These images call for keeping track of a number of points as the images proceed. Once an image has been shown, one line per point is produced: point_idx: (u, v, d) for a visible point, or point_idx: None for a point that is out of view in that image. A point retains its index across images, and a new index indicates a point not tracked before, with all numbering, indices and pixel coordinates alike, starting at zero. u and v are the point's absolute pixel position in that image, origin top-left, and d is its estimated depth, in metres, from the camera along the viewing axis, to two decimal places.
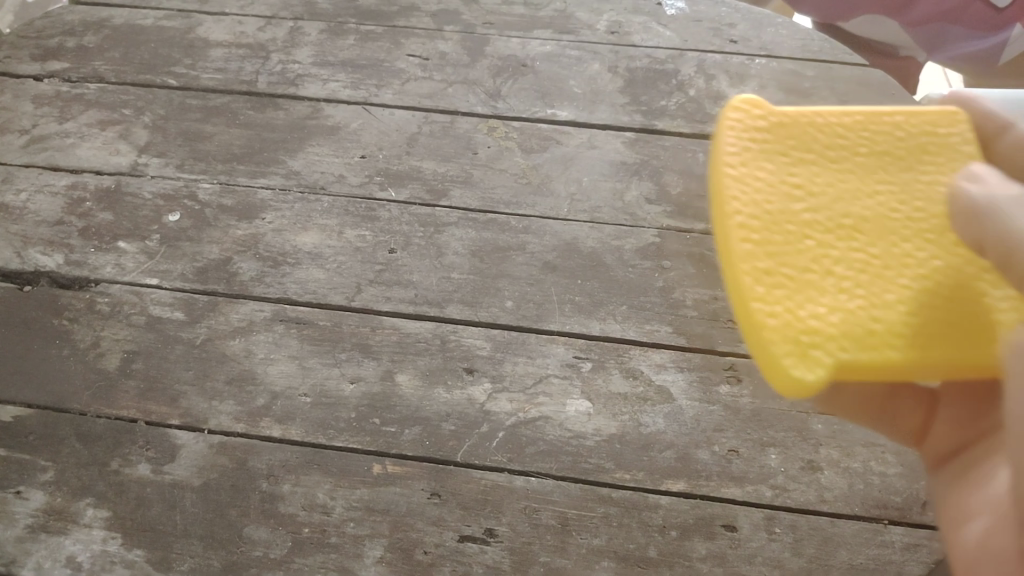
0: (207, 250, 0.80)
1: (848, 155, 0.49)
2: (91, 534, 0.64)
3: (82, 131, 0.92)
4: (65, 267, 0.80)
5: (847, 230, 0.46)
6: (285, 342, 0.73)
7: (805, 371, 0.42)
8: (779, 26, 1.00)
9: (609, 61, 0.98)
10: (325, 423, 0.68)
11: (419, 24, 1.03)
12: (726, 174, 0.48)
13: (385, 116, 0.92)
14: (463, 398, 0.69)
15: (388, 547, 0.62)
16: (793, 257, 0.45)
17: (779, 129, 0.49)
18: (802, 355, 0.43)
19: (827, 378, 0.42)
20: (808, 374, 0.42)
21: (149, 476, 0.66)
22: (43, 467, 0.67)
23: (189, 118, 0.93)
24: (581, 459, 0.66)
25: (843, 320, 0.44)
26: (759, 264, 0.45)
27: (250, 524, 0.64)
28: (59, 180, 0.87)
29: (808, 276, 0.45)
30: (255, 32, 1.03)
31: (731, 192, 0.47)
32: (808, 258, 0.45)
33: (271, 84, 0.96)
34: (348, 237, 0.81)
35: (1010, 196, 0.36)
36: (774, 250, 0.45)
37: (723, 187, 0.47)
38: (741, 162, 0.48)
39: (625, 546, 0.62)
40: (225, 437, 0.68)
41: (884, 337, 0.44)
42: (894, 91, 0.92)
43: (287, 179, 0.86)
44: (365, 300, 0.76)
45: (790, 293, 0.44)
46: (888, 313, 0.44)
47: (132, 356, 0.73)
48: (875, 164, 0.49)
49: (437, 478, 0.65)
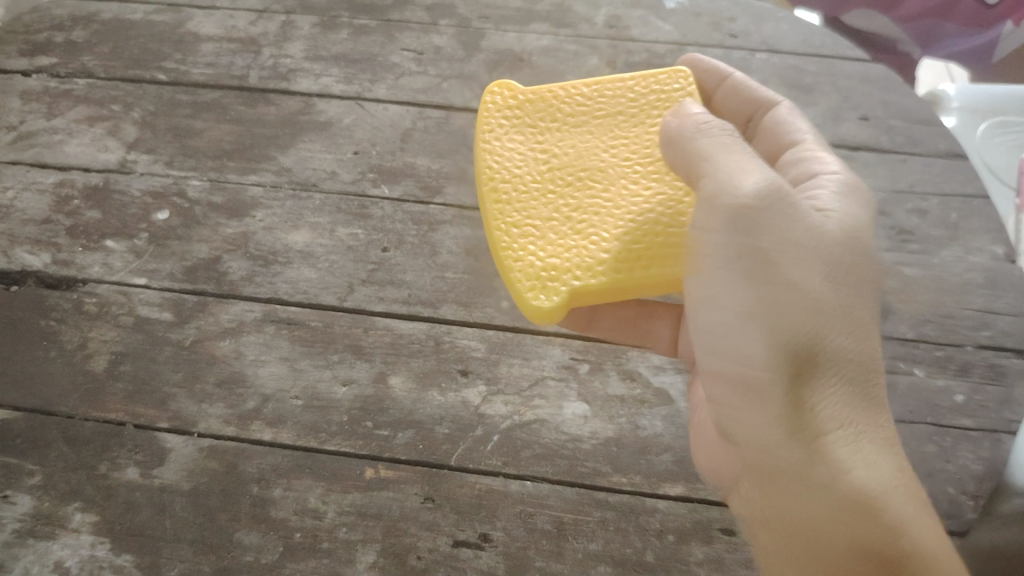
0: (197, 249, 0.79)
1: (604, 116, 0.58)
2: (78, 540, 0.63)
3: (70, 127, 0.90)
4: (52, 266, 0.78)
5: (582, 183, 0.56)
6: (276, 343, 0.72)
7: (535, 296, 0.54)
8: (780, 19, 0.99)
9: (607, 55, 0.96)
10: (317, 426, 0.67)
11: (414, 17, 1.01)
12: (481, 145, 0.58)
13: (379, 112, 0.90)
14: (458, 401, 0.68)
15: (381, 553, 0.61)
16: (542, 207, 0.56)
17: (528, 105, 0.59)
18: (541, 288, 0.54)
19: (563, 303, 0.53)
20: (538, 299, 0.53)
21: (137, 480, 0.65)
22: (29, 471, 0.66)
23: (179, 114, 0.91)
24: (578, 462, 0.65)
25: (577, 256, 0.54)
26: (509, 221, 0.56)
27: (241, 529, 0.62)
28: (46, 178, 0.86)
29: (555, 221, 0.55)
30: (247, 26, 1.01)
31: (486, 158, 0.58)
32: (555, 207, 0.56)
33: (262, 79, 0.95)
34: (340, 236, 0.79)
35: (686, 127, 0.52)
36: (527, 204, 0.56)
37: (481, 163, 0.58)
38: (498, 129, 0.59)
39: (622, 551, 0.61)
40: (215, 441, 0.67)
41: (605, 266, 0.53)
42: (896, 85, 0.90)
43: (279, 176, 0.85)
44: (358, 300, 0.75)
45: (539, 236, 0.55)
46: (615, 245, 0.54)
47: (121, 358, 0.72)
48: (610, 124, 0.58)
49: (431, 482, 0.64)
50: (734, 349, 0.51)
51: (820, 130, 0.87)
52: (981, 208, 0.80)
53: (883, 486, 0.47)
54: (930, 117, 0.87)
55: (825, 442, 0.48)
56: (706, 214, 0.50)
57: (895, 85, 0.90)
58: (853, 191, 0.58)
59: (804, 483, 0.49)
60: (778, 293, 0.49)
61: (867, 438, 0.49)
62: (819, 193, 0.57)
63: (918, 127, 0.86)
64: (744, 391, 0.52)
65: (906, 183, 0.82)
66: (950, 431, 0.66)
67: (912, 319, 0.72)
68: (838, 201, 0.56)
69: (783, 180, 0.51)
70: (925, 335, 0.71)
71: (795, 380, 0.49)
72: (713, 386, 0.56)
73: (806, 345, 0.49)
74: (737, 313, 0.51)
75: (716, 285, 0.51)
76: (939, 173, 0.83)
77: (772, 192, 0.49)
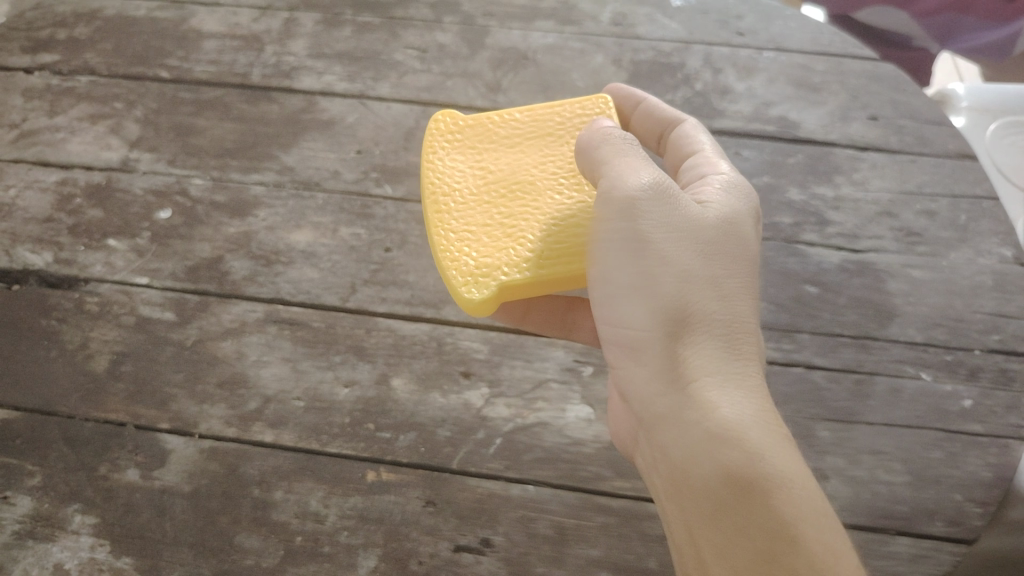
0: (199, 248, 0.79)
1: (534, 135, 0.64)
2: (79, 541, 0.62)
3: (73, 125, 0.90)
4: (54, 265, 0.78)
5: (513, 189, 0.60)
6: (277, 344, 0.72)
7: (466, 289, 0.57)
8: (787, 17, 0.98)
9: (612, 53, 0.95)
10: (319, 427, 0.67)
11: (418, 14, 1.00)
12: (426, 163, 0.63)
13: (382, 110, 0.90)
14: (460, 403, 0.68)
15: (382, 557, 0.61)
16: (477, 209, 0.60)
17: (467, 128, 0.64)
18: (473, 283, 0.57)
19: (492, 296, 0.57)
20: (467, 291, 0.57)
21: (137, 482, 0.65)
22: (30, 472, 0.66)
23: (181, 112, 0.91)
24: (580, 466, 0.64)
25: (506, 254, 0.58)
26: (447, 225, 0.60)
27: (241, 532, 0.62)
28: (49, 176, 0.85)
29: (488, 222, 0.59)
30: (249, 23, 1.00)
31: (427, 173, 0.62)
32: (489, 208, 0.60)
33: (265, 77, 0.94)
34: (342, 236, 0.79)
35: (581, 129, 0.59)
36: (461, 208, 0.60)
37: (423, 178, 0.62)
38: (439, 149, 0.64)
39: (624, 557, 0.60)
40: (215, 442, 0.67)
41: (534, 261, 0.57)
42: (905, 85, 0.89)
43: (281, 175, 0.84)
44: (360, 301, 0.74)
45: (474, 235, 0.59)
46: (539, 245, 0.58)
47: (122, 358, 0.72)
48: (539, 144, 0.63)
49: (432, 486, 0.64)
50: (622, 320, 0.56)
51: (828, 130, 0.86)
52: (991, 210, 0.79)
53: (747, 424, 0.49)
54: (939, 117, 0.86)
55: (699, 389, 0.51)
56: (603, 203, 0.55)
57: (903, 85, 0.89)
58: (739, 187, 0.61)
59: (675, 427, 0.51)
60: (658, 262, 0.54)
61: (739, 385, 0.51)
62: (704, 189, 0.60)
63: (928, 127, 0.85)
64: (633, 354, 0.56)
65: (915, 184, 0.81)
66: (961, 437, 0.65)
67: (919, 323, 0.72)
68: (721, 194, 0.59)
69: (669, 175, 0.57)
70: (933, 339, 0.71)
71: (669, 338, 0.53)
72: (612, 357, 0.58)
73: (679, 308, 0.53)
74: (625, 279, 0.55)
75: (607, 260, 0.55)
76: (949, 174, 0.82)
77: (657, 186, 0.55)
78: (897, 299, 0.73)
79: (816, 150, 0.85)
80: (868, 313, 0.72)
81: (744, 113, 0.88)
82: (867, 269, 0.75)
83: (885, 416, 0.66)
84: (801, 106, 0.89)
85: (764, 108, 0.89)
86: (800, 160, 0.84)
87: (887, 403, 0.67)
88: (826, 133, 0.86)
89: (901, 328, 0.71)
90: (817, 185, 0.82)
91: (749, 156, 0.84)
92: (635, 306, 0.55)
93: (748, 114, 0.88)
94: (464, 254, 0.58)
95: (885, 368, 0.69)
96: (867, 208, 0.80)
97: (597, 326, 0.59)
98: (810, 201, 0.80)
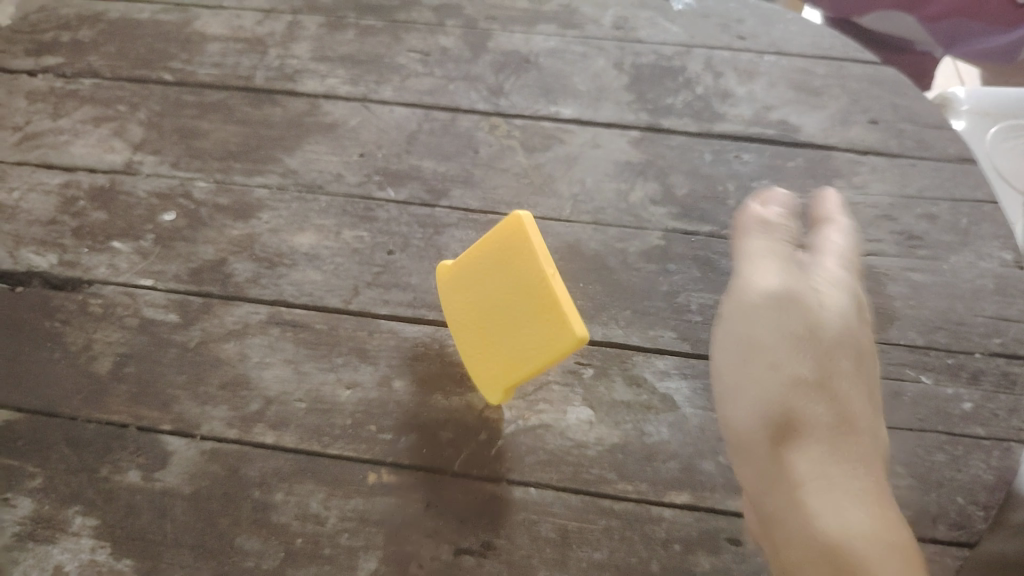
0: (202, 250, 0.79)
1: None
2: (81, 543, 0.62)
3: (76, 127, 0.90)
4: (57, 267, 0.78)
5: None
6: (279, 346, 0.72)
7: (492, 388, 0.65)
8: (789, 21, 0.98)
9: (614, 57, 0.95)
10: (321, 429, 0.67)
11: (420, 18, 1.00)
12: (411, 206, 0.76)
13: (384, 113, 0.90)
14: (462, 406, 0.68)
15: (383, 559, 0.61)
16: (461, 308, 0.67)
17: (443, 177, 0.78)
18: None
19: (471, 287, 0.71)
20: (495, 389, 0.65)
21: (140, 483, 0.65)
22: (32, 473, 0.66)
23: (185, 114, 0.91)
24: (582, 469, 0.64)
25: None
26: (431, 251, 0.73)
27: (242, 534, 0.62)
28: (52, 178, 0.86)
29: (480, 332, 0.67)
30: (253, 26, 1.01)
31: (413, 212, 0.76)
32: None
33: (268, 79, 0.94)
34: (345, 238, 0.79)
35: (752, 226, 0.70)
36: (448, 301, 0.68)
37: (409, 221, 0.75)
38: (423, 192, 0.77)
39: (626, 559, 0.60)
40: (218, 444, 0.66)
41: None
42: (906, 89, 0.90)
43: (284, 177, 0.84)
44: (363, 303, 0.74)
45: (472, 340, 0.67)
46: None
47: (125, 360, 0.72)
48: None
49: (433, 489, 0.64)
50: (734, 424, 0.60)
51: (830, 133, 0.86)
52: (992, 213, 0.79)
53: (854, 532, 0.52)
54: (941, 121, 0.86)
55: (802, 491, 0.55)
56: (734, 304, 0.65)
57: (904, 88, 0.90)
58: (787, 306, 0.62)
59: (796, 511, 0.55)
60: (764, 363, 0.61)
61: (844, 489, 0.54)
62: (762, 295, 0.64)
63: (929, 131, 0.86)
64: (742, 449, 0.60)
65: (916, 187, 0.81)
66: (963, 441, 0.65)
67: (921, 327, 0.72)
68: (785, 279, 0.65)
69: (796, 283, 0.65)
70: (935, 343, 0.71)
71: (777, 445, 0.58)
72: (738, 423, 0.60)
73: (785, 420, 0.58)
74: (780, 339, 0.61)
75: (722, 354, 0.63)
76: (950, 177, 0.82)
77: (787, 293, 0.64)
78: (899, 302, 0.73)
79: (817, 153, 0.85)
80: (870, 316, 0.72)
81: (745, 117, 0.89)
82: (869, 272, 0.75)
83: (888, 419, 0.66)
84: (803, 109, 0.89)
85: (765, 112, 0.89)
86: (801, 163, 0.84)
87: (890, 406, 0.67)
88: (828, 137, 0.86)
89: (903, 332, 0.71)
90: (819, 189, 0.82)
91: (750, 160, 0.85)
92: (761, 386, 0.60)
93: (749, 118, 0.88)
94: (474, 357, 0.66)
95: (888, 371, 0.69)
96: (868, 211, 0.80)
97: (727, 407, 0.61)
98: (811, 205, 0.81)
